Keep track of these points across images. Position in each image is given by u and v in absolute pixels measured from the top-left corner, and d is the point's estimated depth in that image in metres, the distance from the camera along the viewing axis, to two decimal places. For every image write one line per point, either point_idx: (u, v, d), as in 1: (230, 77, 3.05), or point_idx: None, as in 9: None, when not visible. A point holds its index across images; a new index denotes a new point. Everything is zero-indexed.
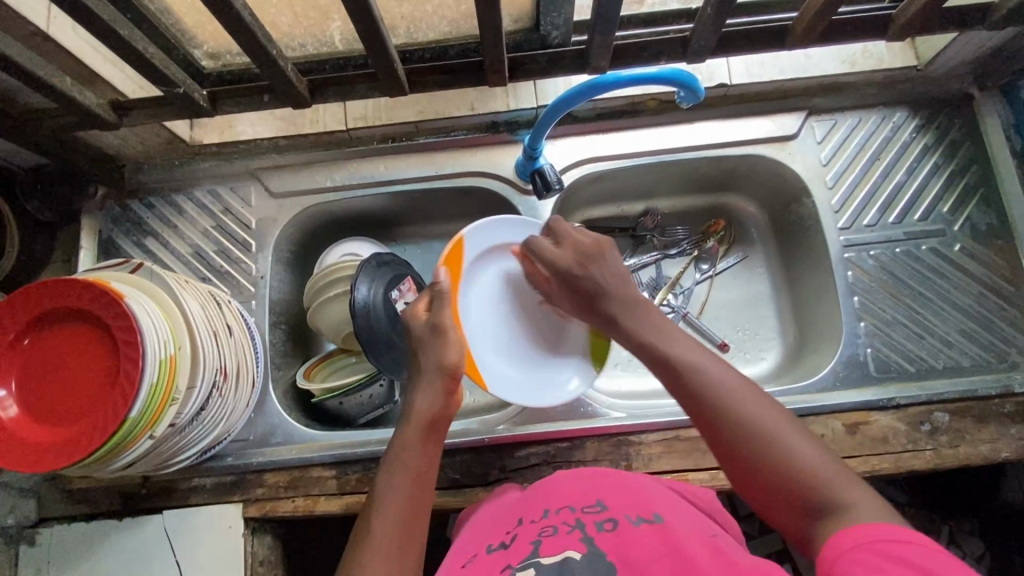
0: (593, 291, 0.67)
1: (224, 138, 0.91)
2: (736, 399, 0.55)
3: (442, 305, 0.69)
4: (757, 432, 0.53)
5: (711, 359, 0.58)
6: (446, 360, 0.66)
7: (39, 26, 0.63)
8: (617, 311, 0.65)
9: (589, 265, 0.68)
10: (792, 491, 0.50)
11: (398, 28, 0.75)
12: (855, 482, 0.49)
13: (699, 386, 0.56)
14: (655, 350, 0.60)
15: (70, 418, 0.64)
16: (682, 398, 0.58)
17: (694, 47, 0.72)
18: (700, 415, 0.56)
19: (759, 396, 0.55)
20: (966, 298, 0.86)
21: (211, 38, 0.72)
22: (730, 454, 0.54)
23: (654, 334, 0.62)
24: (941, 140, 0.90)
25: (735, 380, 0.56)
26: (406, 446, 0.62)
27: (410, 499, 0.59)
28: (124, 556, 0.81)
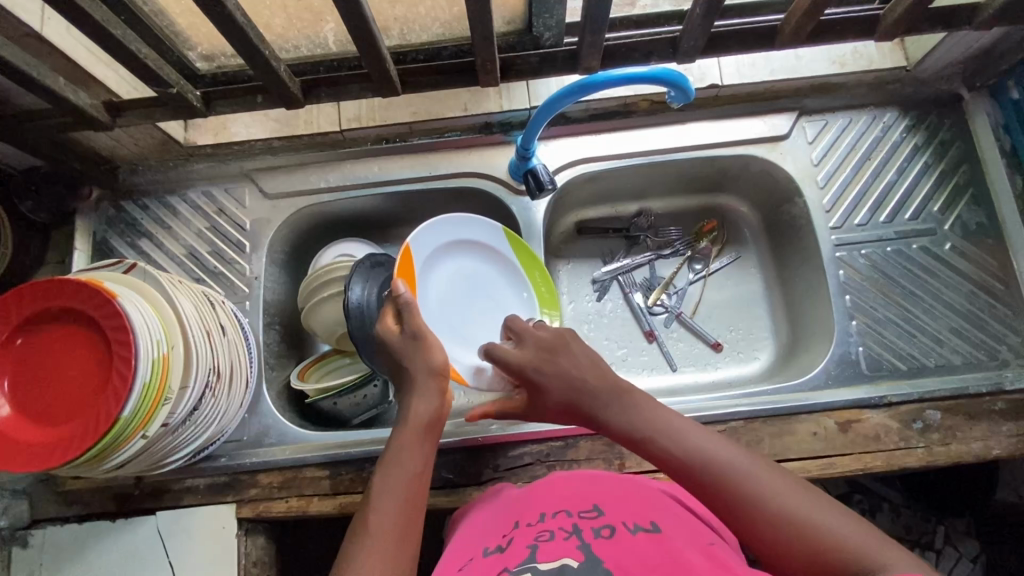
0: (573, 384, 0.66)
1: (218, 139, 0.92)
2: (746, 479, 0.54)
3: (406, 316, 0.69)
4: (776, 509, 0.51)
5: (710, 441, 0.58)
6: (435, 361, 0.68)
7: (33, 26, 0.64)
8: (602, 404, 0.64)
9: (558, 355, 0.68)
10: (823, 565, 0.47)
11: (391, 29, 0.76)
12: (892, 547, 0.46)
13: (705, 475, 0.55)
14: (654, 445, 0.60)
15: (62, 418, 0.64)
16: (691, 488, 0.57)
17: (684, 47, 0.73)
18: (715, 505, 0.54)
19: (768, 471, 0.54)
20: (957, 297, 0.86)
21: (205, 40, 0.73)
22: (752, 535, 0.52)
23: (645, 430, 0.61)
24: (931, 140, 0.91)
25: (741, 458, 0.55)
26: (402, 445, 0.63)
27: (408, 497, 0.60)
28: (117, 557, 0.81)
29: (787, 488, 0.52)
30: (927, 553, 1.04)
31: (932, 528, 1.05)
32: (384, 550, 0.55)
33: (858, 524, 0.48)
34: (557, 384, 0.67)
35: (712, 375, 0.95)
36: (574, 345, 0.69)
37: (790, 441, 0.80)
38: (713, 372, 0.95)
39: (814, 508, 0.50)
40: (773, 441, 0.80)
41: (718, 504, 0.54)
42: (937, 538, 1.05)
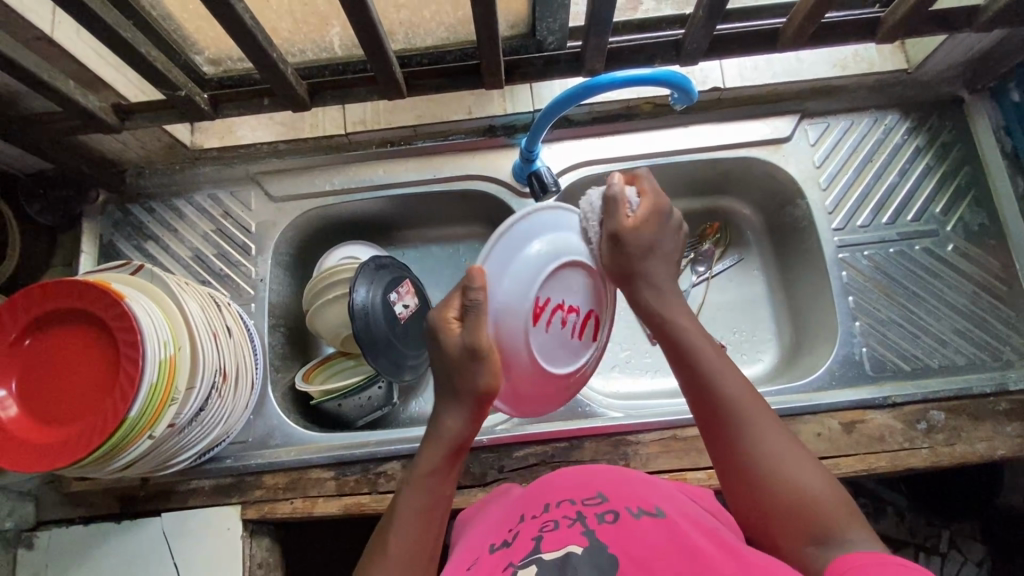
0: (642, 255, 0.63)
1: (224, 143, 0.93)
2: (743, 412, 0.57)
3: (478, 325, 0.59)
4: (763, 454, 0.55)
5: (727, 368, 0.60)
6: (480, 383, 0.60)
7: (44, 30, 0.64)
8: (659, 283, 0.64)
9: (657, 227, 0.64)
10: (786, 513, 0.53)
11: (397, 34, 0.77)
12: (856, 518, 0.52)
13: (713, 391, 0.59)
14: (686, 343, 0.61)
15: (70, 418, 0.64)
16: (692, 392, 0.60)
17: (686, 49, 0.73)
18: (709, 419, 0.59)
19: (766, 413, 0.58)
20: (960, 297, 0.87)
21: (213, 44, 0.74)
22: (729, 463, 0.57)
23: (669, 313, 0.63)
24: (933, 142, 0.91)
25: (747, 395, 0.58)
26: (429, 469, 0.62)
27: (428, 519, 0.60)
28: (122, 559, 0.81)
29: (783, 441, 0.56)
30: (931, 557, 1.04)
31: (937, 531, 1.05)
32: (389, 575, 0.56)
33: (831, 485, 0.54)
34: (618, 260, 0.64)
35: None
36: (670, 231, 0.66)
37: None
38: None
39: (798, 463, 0.55)
40: None
41: (713, 424, 0.59)
42: (942, 541, 1.05)
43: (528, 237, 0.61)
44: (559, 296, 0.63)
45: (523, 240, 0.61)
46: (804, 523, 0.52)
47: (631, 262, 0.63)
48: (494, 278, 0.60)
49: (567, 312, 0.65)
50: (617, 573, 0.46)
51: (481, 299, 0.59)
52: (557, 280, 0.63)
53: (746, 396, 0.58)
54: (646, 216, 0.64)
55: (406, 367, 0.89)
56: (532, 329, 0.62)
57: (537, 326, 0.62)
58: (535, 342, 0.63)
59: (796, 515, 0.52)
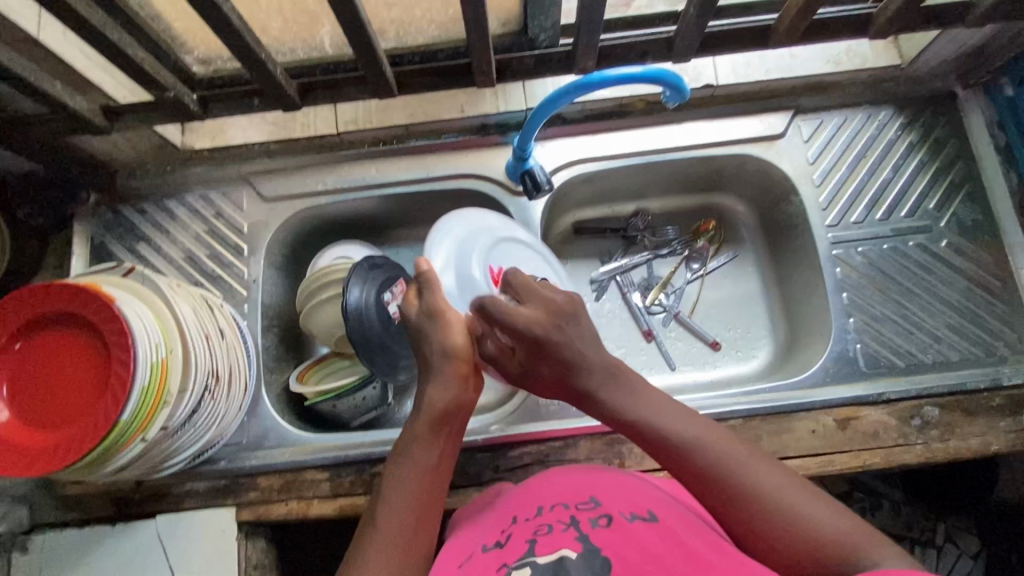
0: (563, 358, 0.62)
1: (215, 142, 0.96)
2: (740, 472, 0.55)
3: (432, 291, 0.65)
4: (780, 515, 0.52)
5: (706, 435, 0.58)
6: (450, 344, 0.64)
7: (29, 31, 0.64)
8: (593, 389, 0.62)
9: (546, 342, 0.62)
10: (813, 565, 0.50)
11: (388, 32, 0.76)
12: (882, 541, 0.49)
13: (701, 466, 0.56)
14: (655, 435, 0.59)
15: (62, 422, 0.64)
16: (680, 473, 0.58)
17: (679, 46, 0.73)
18: (709, 499, 0.56)
19: (760, 463, 0.56)
20: (954, 293, 0.87)
21: (202, 44, 0.73)
22: (744, 529, 0.54)
23: (629, 408, 0.61)
24: (926, 137, 0.91)
25: (737, 451, 0.57)
26: (417, 438, 0.62)
27: (420, 492, 0.60)
28: (118, 562, 0.81)
29: (784, 484, 0.54)
30: (927, 550, 1.04)
31: (932, 525, 1.06)
32: (381, 552, 0.56)
33: (853, 523, 0.51)
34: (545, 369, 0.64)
35: (709, 373, 0.96)
36: (583, 316, 0.64)
37: (789, 439, 0.80)
38: (712, 371, 0.96)
39: (808, 506, 0.52)
40: (772, 439, 0.80)
41: (712, 498, 0.56)
42: (937, 535, 1.05)
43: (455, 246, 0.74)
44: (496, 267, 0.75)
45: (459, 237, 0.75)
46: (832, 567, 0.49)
47: (562, 367, 0.62)
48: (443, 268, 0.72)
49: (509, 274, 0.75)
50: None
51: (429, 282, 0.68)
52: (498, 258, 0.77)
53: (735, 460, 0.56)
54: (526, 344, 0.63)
55: (401, 367, 0.89)
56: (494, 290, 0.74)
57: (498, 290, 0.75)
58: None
59: (822, 560, 0.49)
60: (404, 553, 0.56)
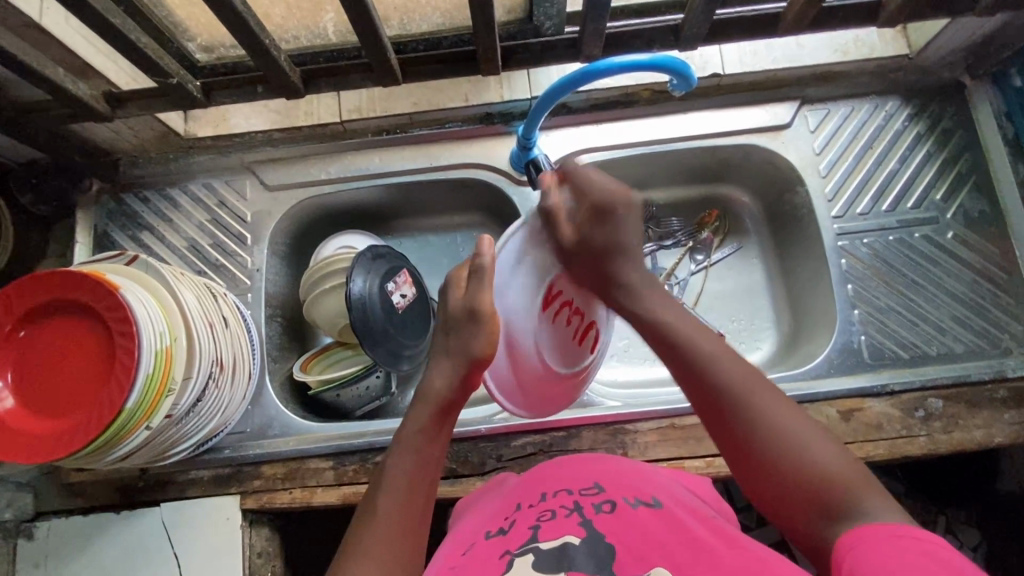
0: (605, 252, 0.65)
1: (218, 131, 0.92)
2: (752, 397, 0.55)
3: (480, 287, 0.63)
4: (775, 444, 0.52)
5: (718, 347, 0.58)
6: (475, 346, 0.62)
7: (32, 16, 0.63)
8: (634, 283, 0.64)
9: (607, 223, 0.65)
10: (799, 492, 0.50)
11: (392, 19, 0.75)
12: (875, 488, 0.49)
13: (711, 378, 0.56)
14: (677, 340, 0.59)
15: (66, 410, 0.64)
16: (686, 384, 0.58)
17: (686, 35, 0.72)
18: (710, 413, 0.56)
19: (767, 388, 0.56)
20: (959, 286, 0.86)
21: (205, 31, 0.73)
22: (738, 452, 0.54)
23: (652, 312, 0.62)
24: (934, 128, 0.91)
25: (749, 376, 0.56)
26: (420, 427, 0.62)
27: (421, 484, 0.59)
28: (122, 549, 0.81)
29: (790, 418, 0.54)
30: None
31: (933, 517, 1.06)
32: (383, 535, 0.55)
33: (850, 466, 0.50)
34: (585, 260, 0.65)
35: None
36: (632, 221, 0.66)
37: None
38: None
39: (805, 441, 0.52)
40: None
41: (716, 414, 0.56)
42: (938, 527, 1.05)
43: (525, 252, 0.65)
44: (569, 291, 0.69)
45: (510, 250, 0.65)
46: (818, 497, 0.49)
47: (598, 259, 0.64)
48: (502, 273, 0.65)
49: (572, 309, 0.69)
50: (615, 563, 0.47)
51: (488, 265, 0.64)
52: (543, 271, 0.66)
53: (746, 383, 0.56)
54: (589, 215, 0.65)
55: (405, 356, 0.89)
56: (541, 316, 0.66)
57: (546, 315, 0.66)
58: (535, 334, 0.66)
59: (807, 493, 0.50)
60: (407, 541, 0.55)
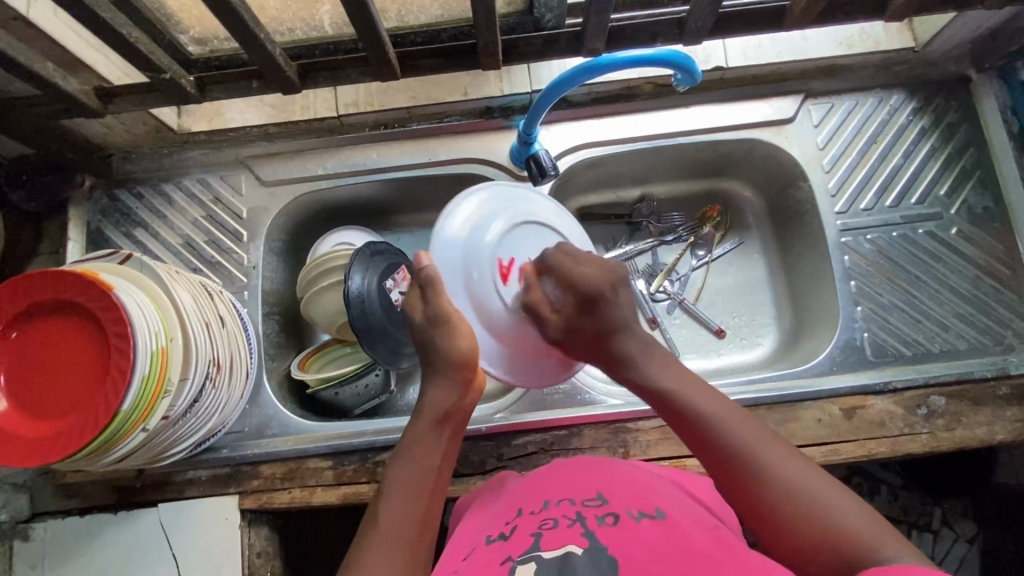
0: (607, 330, 0.67)
1: (213, 126, 0.89)
2: (764, 460, 0.55)
3: (434, 292, 0.66)
4: (795, 498, 0.52)
5: (729, 412, 0.59)
6: (454, 349, 0.65)
7: (19, 9, 0.61)
8: (633, 355, 0.66)
9: (596, 308, 0.67)
10: (829, 552, 0.49)
11: (389, 12, 0.73)
12: (896, 537, 0.48)
13: (719, 441, 0.57)
14: (676, 404, 0.61)
15: (60, 413, 0.63)
16: (702, 450, 0.58)
17: (690, 28, 0.71)
18: (726, 477, 0.56)
19: (781, 449, 0.56)
20: (962, 282, 0.86)
21: (197, 23, 0.70)
22: (759, 516, 0.53)
23: (658, 379, 0.63)
24: (938, 123, 0.90)
25: (755, 434, 0.57)
26: (420, 438, 0.62)
27: (422, 495, 0.59)
28: (120, 550, 0.80)
29: (806, 473, 0.53)
30: (924, 535, 1.05)
31: (930, 510, 1.06)
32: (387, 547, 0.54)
33: (875, 519, 0.49)
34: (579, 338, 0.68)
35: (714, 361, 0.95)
36: (624, 299, 0.68)
37: (795, 428, 0.80)
38: (717, 359, 0.95)
39: (826, 494, 0.51)
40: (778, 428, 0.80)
41: (735, 482, 0.55)
42: (934, 520, 1.06)
43: (479, 210, 0.72)
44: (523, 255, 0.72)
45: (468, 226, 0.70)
46: (841, 553, 0.48)
47: (595, 341, 0.67)
48: (446, 273, 0.69)
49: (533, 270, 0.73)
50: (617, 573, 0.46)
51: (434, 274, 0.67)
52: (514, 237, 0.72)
53: (757, 442, 0.56)
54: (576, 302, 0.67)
55: (403, 355, 0.87)
56: (501, 287, 0.70)
57: (508, 286, 0.70)
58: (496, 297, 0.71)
59: (838, 551, 0.48)
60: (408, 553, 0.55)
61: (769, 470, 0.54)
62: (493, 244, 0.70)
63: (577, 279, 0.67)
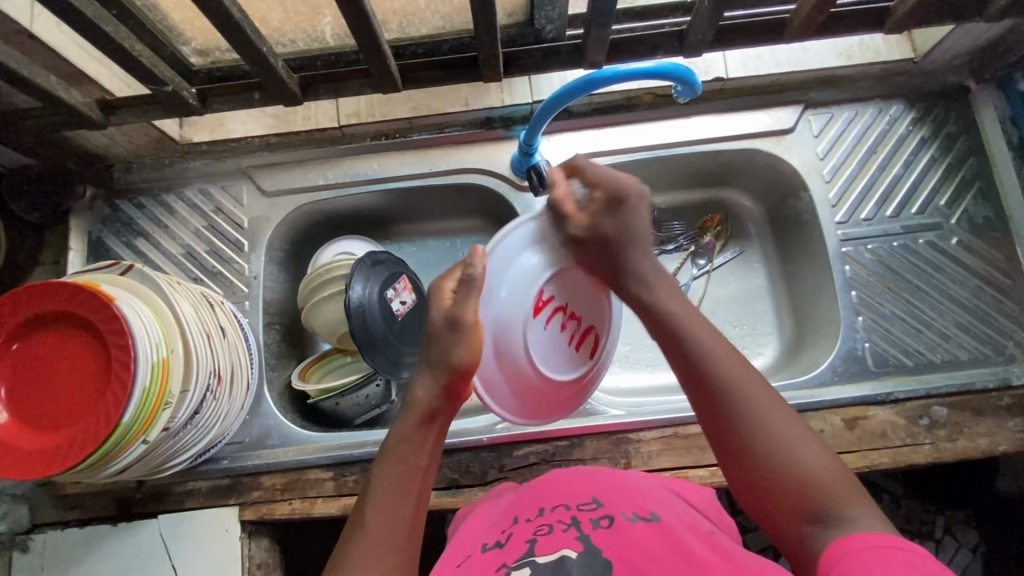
0: (611, 244, 0.65)
1: (215, 136, 0.90)
2: (750, 401, 0.55)
3: (468, 298, 0.62)
4: (769, 437, 0.53)
5: (723, 350, 0.58)
6: (456, 356, 0.62)
7: (22, 23, 0.62)
8: (646, 274, 0.65)
9: (613, 217, 0.66)
10: (791, 490, 0.51)
11: (391, 24, 0.74)
12: (859, 495, 0.49)
13: (708, 372, 0.57)
14: (673, 329, 0.61)
15: (61, 425, 0.63)
16: (686, 382, 0.59)
17: (692, 40, 0.71)
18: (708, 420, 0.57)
19: (768, 390, 0.56)
20: (963, 292, 0.86)
21: (199, 35, 0.71)
22: (731, 450, 0.55)
23: (658, 304, 0.63)
24: (937, 133, 0.90)
25: (748, 376, 0.56)
26: (406, 437, 0.61)
27: (409, 495, 0.58)
28: (120, 562, 0.80)
29: (787, 420, 0.54)
30: (927, 544, 1.05)
31: (932, 518, 1.06)
32: (373, 550, 0.54)
33: (841, 472, 0.51)
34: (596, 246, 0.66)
35: None
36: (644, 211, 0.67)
37: None
38: None
39: (799, 443, 0.52)
40: None
41: (710, 408, 0.56)
42: (936, 528, 1.06)
43: (541, 237, 0.67)
44: (562, 297, 0.68)
45: (519, 244, 0.66)
46: (804, 495, 0.50)
47: (610, 246, 0.65)
48: (493, 274, 0.65)
49: (568, 316, 0.69)
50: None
51: (481, 276, 0.62)
52: (558, 279, 0.68)
53: (744, 380, 0.56)
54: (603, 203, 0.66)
55: (404, 364, 0.87)
56: (531, 324, 0.66)
57: (536, 320, 0.66)
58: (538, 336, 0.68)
59: (800, 491, 0.50)
60: (395, 554, 0.54)
61: (753, 413, 0.54)
62: (543, 274, 0.66)
63: (594, 214, 0.66)
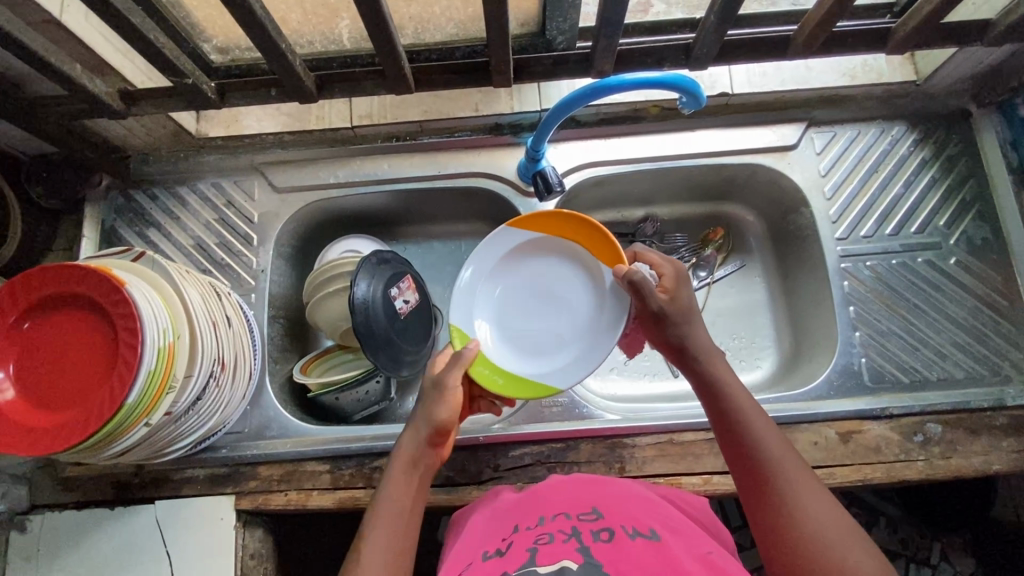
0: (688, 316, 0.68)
1: (230, 131, 0.93)
2: (792, 491, 0.56)
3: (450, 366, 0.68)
4: (811, 529, 0.53)
5: (771, 432, 0.60)
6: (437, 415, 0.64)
7: (52, 12, 0.64)
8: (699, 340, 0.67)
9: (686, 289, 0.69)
10: None
11: (406, 29, 0.76)
12: None
13: (758, 457, 0.59)
14: (725, 408, 0.63)
15: (66, 404, 0.64)
16: (730, 441, 0.61)
17: (696, 54, 0.73)
18: (738, 456, 0.60)
19: (807, 478, 0.57)
20: (961, 311, 0.87)
21: (220, 33, 0.74)
22: (775, 540, 0.54)
23: (718, 377, 0.65)
24: (938, 155, 0.91)
25: (794, 468, 0.57)
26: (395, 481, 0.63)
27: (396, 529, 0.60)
28: (115, 545, 0.81)
29: (829, 514, 0.54)
30: (923, 569, 1.04)
31: (929, 544, 1.06)
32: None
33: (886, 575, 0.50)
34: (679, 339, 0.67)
35: None
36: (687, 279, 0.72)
37: None
38: None
39: (842, 541, 0.52)
40: None
41: (757, 493, 0.57)
42: (933, 554, 1.05)
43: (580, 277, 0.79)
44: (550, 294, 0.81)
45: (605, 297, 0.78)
46: None
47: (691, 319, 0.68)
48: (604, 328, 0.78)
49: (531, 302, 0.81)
50: None
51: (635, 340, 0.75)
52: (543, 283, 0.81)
53: (791, 470, 0.57)
54: (673, 285, 0.69)
55: (404, 362, 0.88)
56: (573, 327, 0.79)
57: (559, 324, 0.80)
58: (511, 307, 0.81)
59: None
60: None
61: (793, 491, 0.56)
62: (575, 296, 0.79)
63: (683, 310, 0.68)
